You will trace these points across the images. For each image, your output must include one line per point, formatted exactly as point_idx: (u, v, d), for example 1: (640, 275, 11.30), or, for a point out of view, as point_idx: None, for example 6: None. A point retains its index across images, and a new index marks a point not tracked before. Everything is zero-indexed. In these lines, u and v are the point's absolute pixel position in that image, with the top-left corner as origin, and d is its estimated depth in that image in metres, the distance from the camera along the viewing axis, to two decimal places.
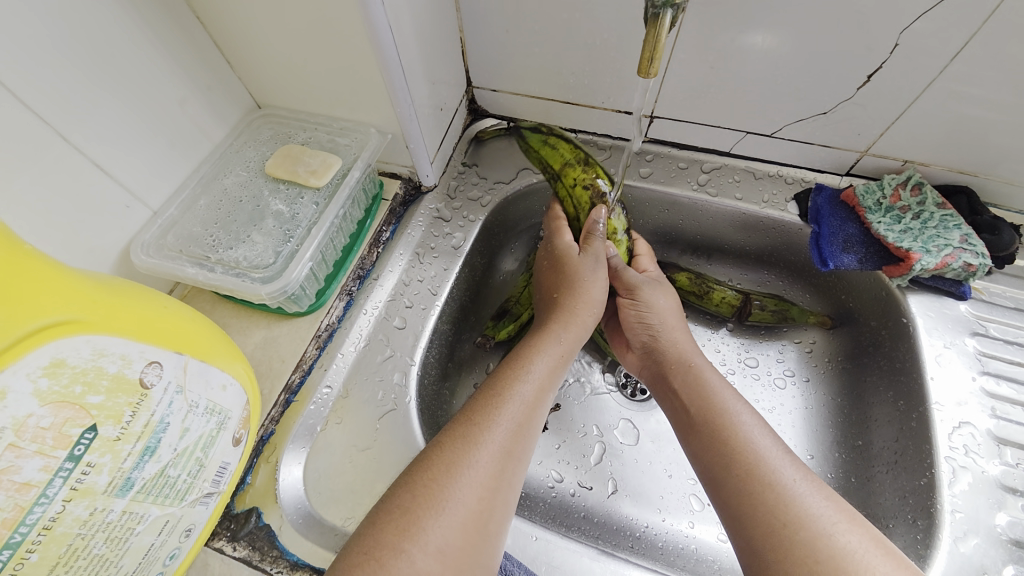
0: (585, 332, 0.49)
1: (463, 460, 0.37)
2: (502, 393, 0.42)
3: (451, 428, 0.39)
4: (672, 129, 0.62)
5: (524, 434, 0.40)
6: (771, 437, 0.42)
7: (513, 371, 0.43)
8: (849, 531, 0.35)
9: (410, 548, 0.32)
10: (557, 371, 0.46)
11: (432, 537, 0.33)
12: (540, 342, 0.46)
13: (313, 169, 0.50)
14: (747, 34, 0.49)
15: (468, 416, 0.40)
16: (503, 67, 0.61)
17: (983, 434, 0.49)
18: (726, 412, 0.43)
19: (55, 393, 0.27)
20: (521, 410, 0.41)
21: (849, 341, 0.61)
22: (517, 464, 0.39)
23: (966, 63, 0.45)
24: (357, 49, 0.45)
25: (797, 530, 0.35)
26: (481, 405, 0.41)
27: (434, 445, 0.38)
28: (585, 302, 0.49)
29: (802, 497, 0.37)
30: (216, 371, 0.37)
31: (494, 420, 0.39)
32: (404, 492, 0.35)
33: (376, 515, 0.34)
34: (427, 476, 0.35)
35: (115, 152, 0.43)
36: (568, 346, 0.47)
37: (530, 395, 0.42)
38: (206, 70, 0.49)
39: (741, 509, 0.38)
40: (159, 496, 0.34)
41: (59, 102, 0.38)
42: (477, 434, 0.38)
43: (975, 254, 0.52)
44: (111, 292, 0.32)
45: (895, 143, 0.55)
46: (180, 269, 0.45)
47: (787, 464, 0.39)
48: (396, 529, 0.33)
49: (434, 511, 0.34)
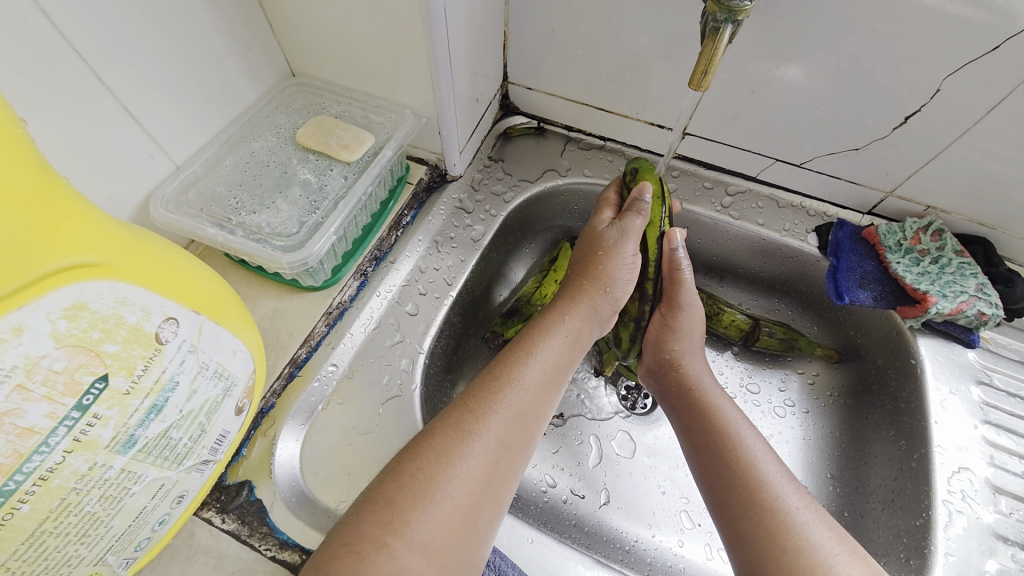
0: (591, 318, 0.48)
1: (456, 450, 0.36)
2: (505, 378, 0.41)
3: (447, 415, 0.38)
4: (702, 148, 0.63)
5: (526, 426, 0.40)
6: (781, 467, 0.42)
7: (520, 357, 0.43)
8: (848, 563, 0.35)
9: (392, 542, 0.31)
10: (566, 358, 0.45)
11: (417, 533, 0.32)
12: (553, 326, 0.46)
13: (345, 143, 0.49)
14: (790, 65, 0.49)
15: (466, 403, 0.39)
16: (543, 67, 0.61)
17: (980, 481, 0.50)
18: (732, 438, 0.44)
19: (72, 337, 0.26)
20: (524, 397, 0.40)
21: (853, 377, 0.62)
22: (516, 457, 0.39)
23: (1001, 119, 0.46)
24: (405, 28, 0.44)
25: (798, 558, 0.35)
26: (484, 392, 0.40)
27: (427, 431, 0.37)
28: (599, 282, 0.48)
29: (805, 526, 0.37)
30: (229, 335, 0.36)
31: (495, 408, 0.39)
32: (390, 483, 0.34)
33: (359, 506, 0.34)
34: (415, 466, 0.35)
35: (145, 100, 0.42)
36: (575, 328, 0.47)
37: (537, 385, 0.42)
38: (248, 29, 0.48)
39: (742, 533, 0.38)
40: (158, 457, 0.32)
41: (98, 43, 0.37)
42: (474, 421, 0.38)
43: (989, 304, 0.53)
44: (137, 240, 0.31)
45: (920, 187, 0.55)
46: (199, 228, 0.44)
47: (794, 493, 0.39)
48: (377, 521, 0.32)
49: (419, 503, 0.33)
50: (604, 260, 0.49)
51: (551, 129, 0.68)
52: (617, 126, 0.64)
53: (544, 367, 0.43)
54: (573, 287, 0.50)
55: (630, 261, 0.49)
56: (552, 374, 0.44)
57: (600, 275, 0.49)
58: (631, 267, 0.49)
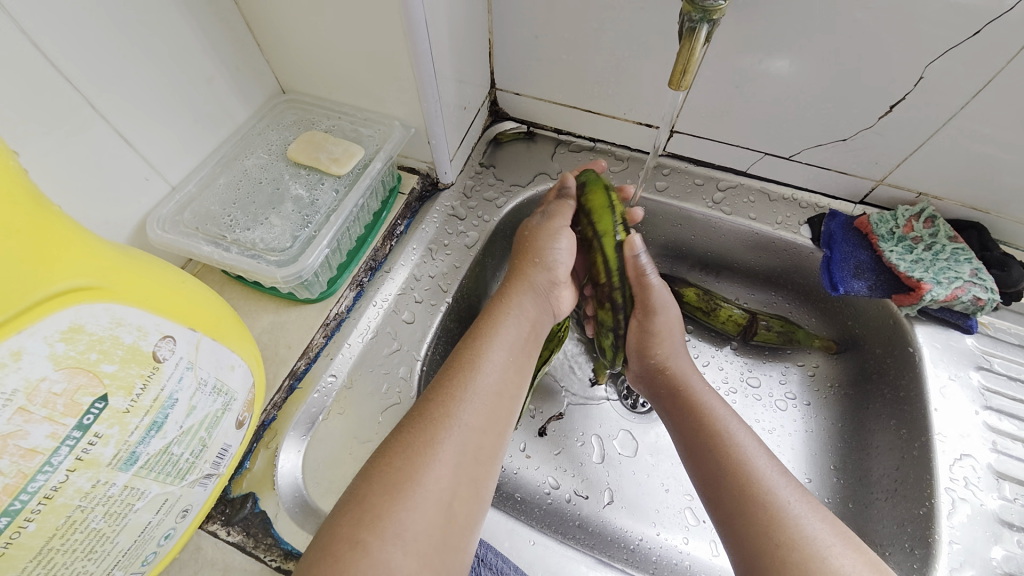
0: (533, 299, 0.50)
1: (428, 445, 0.37)
2: (473, 371, 0.42)
3: (418, 412, 0.39)
4: (691, 145, 0.63)
5: (495, 418, 0.41)
6: (770, 456, 0.42)
7: (481, 349, 0.44)
8: (843, 554, 0.35)
9: (369, 540, 0.32)
10: (524, 349, 0.47)
11: (392, 526, 0.33)
12: (505, 316, 0.48)
13: (335, 157, 0.50)
14: (772, 59, 0.50)
15: (432, 397, 0.40)
16: (529, 72, 0.61)
17: (983, 467, 0.49)
18: (722, 432, 0.44)
19: (70, 359, 0.26)
20: (490, 387, 0.42)
21: (853, 368, 0.62)
22: (492, 448, 0.39)
23: (986, 103, 0.46)
24: (389, 41, 0.45)
25: (790, 550, 0.35)
26: (451, 385, 0.41)
27: (398, 431, 0.38)
28: (533, 260, 0.51)
29: (797, 518, 0.37)
30: (227, 351, 0.37)
31: (464, 401, 0.40)
32: (362, 482, 0.35)
33: (339, 508, 0.34)
34: (385, 463, 0.36)
35: (138, 124, 0.43)
36: (526, 316, 0.49)
37: (497, 374, 0.43)
38: (236, 50, 0.49)
39: (735, 527, 0.38)
40: (160, 473, 0.33)
41: (90, 71, 0.38)
42: (443, 415, 0.39)
43: (985, 289, 0.53)
44: (132, 262, 0.32)
45: (910, 175, 0.55)
46: (196, 247, 0.45)
47: (786, 485, 0.39)
48: (351, 520, 0.33)
49: (392, 498, 0.34)
50: (531, 240, 0.52)
51: (540, 133, 0.69)
52: (605, 127, 0.65)
53: (502, 356, 0.44)
54: (520, 276, 0.52)
55: (557, 235, 0.52)
56: (510, 362, 0.45)
57: (532, 255, 0.52)
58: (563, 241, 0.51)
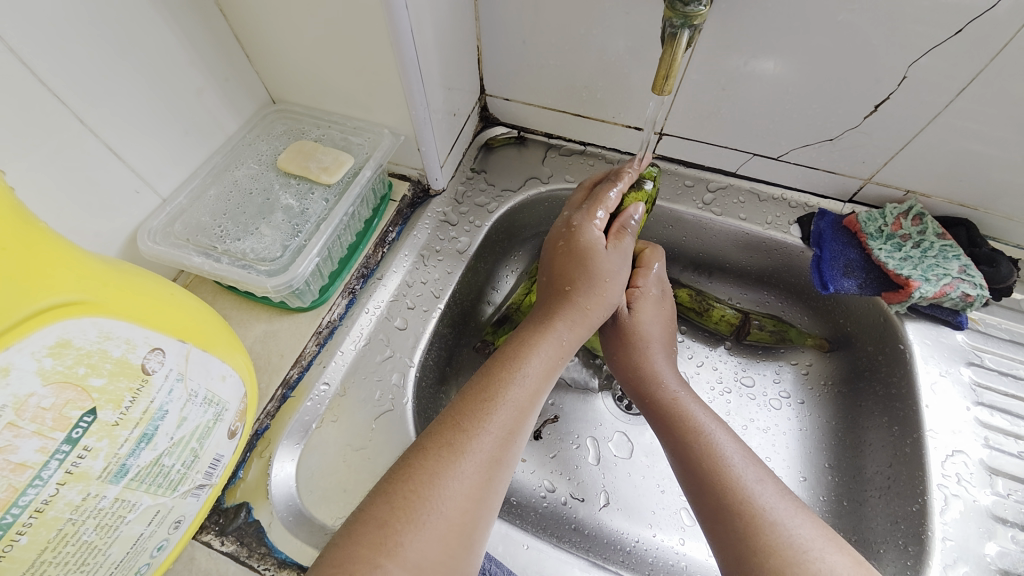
0: (576, 330, 0.48)
1: (447, 470, 0.36)
2: (494, 396, 0.41)
3: (438, 435, 0.39)
4: (680, 147, 0.63)
5: (513, 442, 0.40)
6: (748, 462, 0.42)
7: (509, 372, 0.43)
8: (822, 559, 0.35)
9: (386, 562, 0.32)
10: (551, 374, 0.46)
11: (411, 553, 0.33)
12: (542, 341, 0.46)
13: (325, 166, 0.50)
14: (758, 60, 0.50)
15: (457, 422, 0.39)
16: (518, 77, 0.62)
17: (976, 463, 0.50)
18: (702, 437, 0.44)
19: (58, 373, 0.27)
20: (514, 414, 0.41)
21: (846, 366, 0.62)
22: (505, 469, 0.39)
23: (970, 100, 0.46)
24: (377, 50, 0.45)
25: (767, 558, 0.35)
26: (473, 410, 0.40)
27: (416, 451, 0.38)
28: (601, 304, 0.49)
29: (776, 524, 0.37)
30: (217, 361, 0.37)
31: (483, 426, 0.39)
32: (381, 505, 0.35)
33: (352, 525, 0.34)
34: (407, 487, 0.35)
35: (127, 137, 0.43)
36: (567, 346, 0.47)
37: (524, 400, 0.42)
38: (226, 61, 0.50)
39: (719, 534, 0.39)
40: (152, 485, 0.33)
41: (79, 86, 0.38)
42: (466, 441, 0.38)
43: (974, 285, 0.53)
44: (120, 275, 0.32)
45: (897, 173, 0.56)
46: (186, 258, 0.45)
47: (765, 490, 0.39)
48: (370, 543, 0.33)
49: (412, 524, 0.34)
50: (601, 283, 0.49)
51: (531, 138, 0.69)
52: (595, 130, 0.65)
53: (533, 384, 0.43)
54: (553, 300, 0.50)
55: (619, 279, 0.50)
56: (538, 389, 0.44)
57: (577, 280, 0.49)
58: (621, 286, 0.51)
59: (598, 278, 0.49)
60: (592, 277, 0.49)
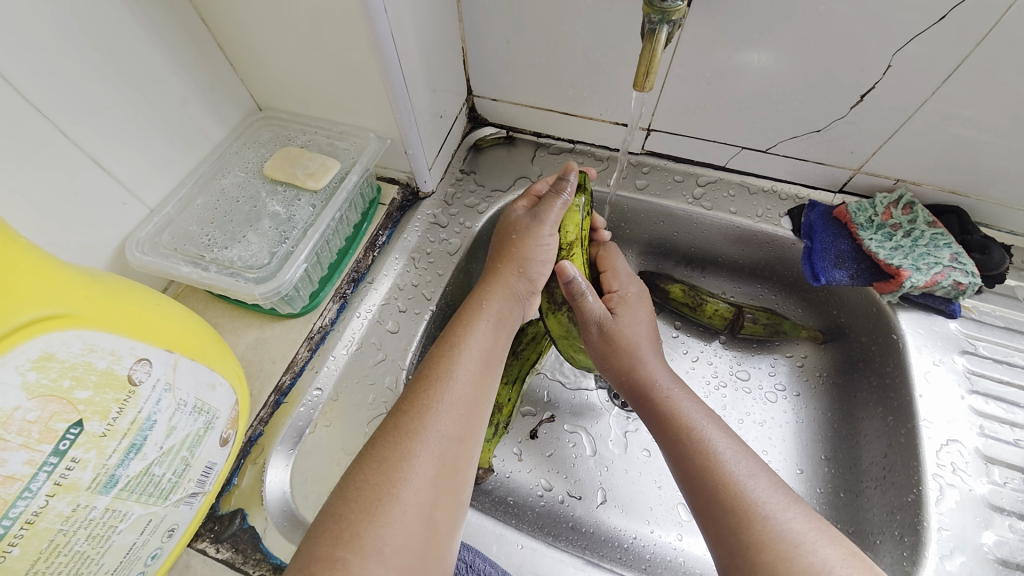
0: (507, 300, 0.50)
1: (401, 454, 0.37)
2: (438, 373, 0.42)
3: (388, 424, 0.39)
4: (668, 143, 0.63)
5: (471, 415, 0.41)
6: (742, 458, 0.41)
7: (447, 348, 0.44)
8: (817, 551, 0.35)
9: (350, 556, 0.32)
10: (494, 346, 0.46)
11: (371, 541, 0.33)
12: (478, 317, 0.47)
13: (311, 172, 0.50)
14: (743, 52, 0.50)
15: (404, 407, 0.40)
16: (504, 77, 0.62)
17: (971, 452, 0.49)
18: (695, 432, 0.43)
19: (43, 387, 0.27)
20: (462, 388, 0.41)
21: (840, 357, 0.62)
22: (468, 447, 0.40)
23: (956, 87, 0.46)
24: (360, 54, 0.45)
25: (759, 553, 0.35)
26: (420, 392, 0.41)
27: (371, 444, 0.38)
28: (516, 265, 0.50)
29: (767, 518, 0.37)
30: (206, 370, 0.37)
31: (436, 406, 0.40)
32: (337, 501, 0.35)
33: (317, 526, 0.34)
34: (360, 478, 0.36)
35: (113, 149, 0.44)
36: (497, 317, 0.48)
37: (468, 372, 0.43)
38: (210, 70, 0.50)
39: (714, 528, 0.39)
40: (143, 494, 0.33)
41: (63, 100, 0.39)
42: (414, 423, 0.39)
43: (965, 273, 0.53)
44: (104, 287, 0.32)
45: (887, 162, 0.55)
46: (175, 268, 0.45)
47: (757, 483, 0.39)
48: (329, 539, 0.33)
49: (371, 512, 0.34)
50: (519, 244, 0.50)
51: (520, 137, 0.69)
52: (583, 128, 0.65)
53: (476, 356, 0.44)
54: (494, 278, 0.50)
55: (543, 242, 0.50)
56: (485, 361, 0.45)
57: (514, 258, 0.50)
58: (548, 247, 0.51)
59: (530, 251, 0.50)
60: (515, 250, 0.50)
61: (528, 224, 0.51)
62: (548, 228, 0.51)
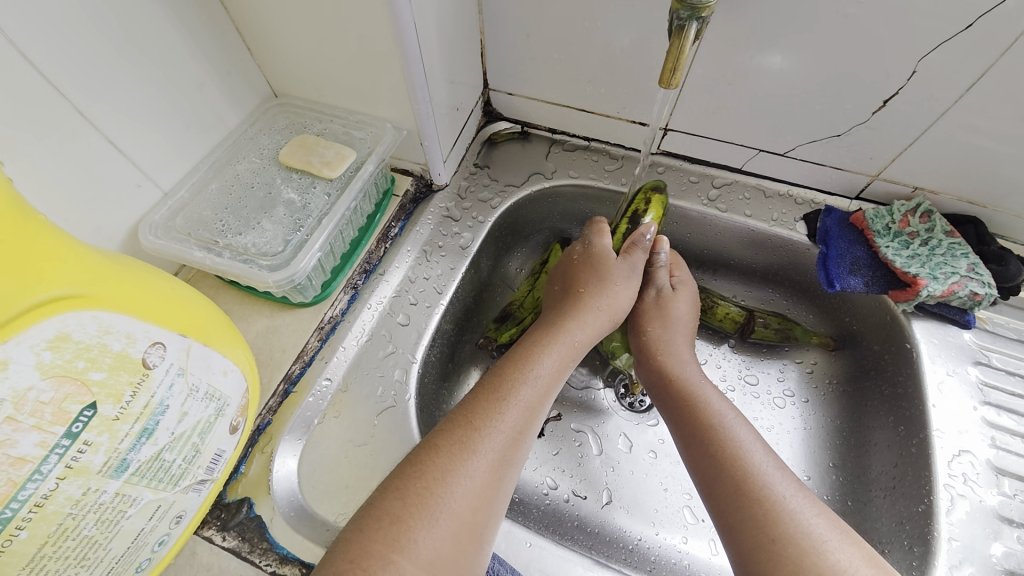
0: (586, 330, 0.48)
1: (458, 467, 0.36)
2: (504, 396, 0.41)
3: (446, 431, 0.39)
4: (685, 143, 0.63)
5: (523, 441, 0.40)
6: (767, 453, 0.41)
7: (520, 373, 0.43)
8: (840, 549, 0.34)
9: (399, 559, 0.32)
10: (560, 374, 0.46)
11: (424, 550, 0.33)
12: (553, 343, 0.46)
13: (327, 160, 0.50)
14: (765, 54, 0.49)
15: (468, 420, 0.39)
16: (521, 72, 0.61)
17: (982, 464, 0.49)
18: (720, 425, 0.44)
19: (57, 367, 0.27)
20: (525, 415, 0.41)
21: (851, 364, 0.61)
22: (514, 469, 0.39)
23: (980, 96, 0.46)
24: (380, 43, 0.45)
25: (785, 547, 0.35)
26: (482, 409, 0.40)
27: (424, 448, 0.37)
28: (601, 300, 0.50)
29: (793, 513, 0.36)
30: (219, 356, 0.37)
31: (495, 426, 0.39)
32: (394, 501, 0.34)
33: (361, 520, 0.34)
34: (419, 484, 0.35)
35: (128, 130, 0.43)
36: (575, 346, 0.47)
37: (534, 401, 0.42)
38: (227, 54, 0.49)
39: (731, 522, 0.38)
40: (153, 480, 0.33)
41: (80, 78, 0.38)
42: (476, 439, 0.38)
43: (982, 284, 0.52)
44: (120, 269, 0.32)
45: (906, 170, 0.55)
46: (187, 252, 0.45)
47: (783, 480, 0.39)
48: (384, 538, 0.32)
49: (425, 520, 0.34)
50: (602, 275, 0.50)
51: (535, 133, 0.69)
52: (599, 125, 0.64)
53: (543, 384, 0.43)
54: (568, 307, 0.49)
55: (627, 284, 0.51)
56: (549, 390, 0.44)
57: (602, 293, 0.50)
58: (629, 293, 0.51)
59: (610, 282, 0.50)
60: (602, 279, 0.50)
61: (624, 273, 0.51)
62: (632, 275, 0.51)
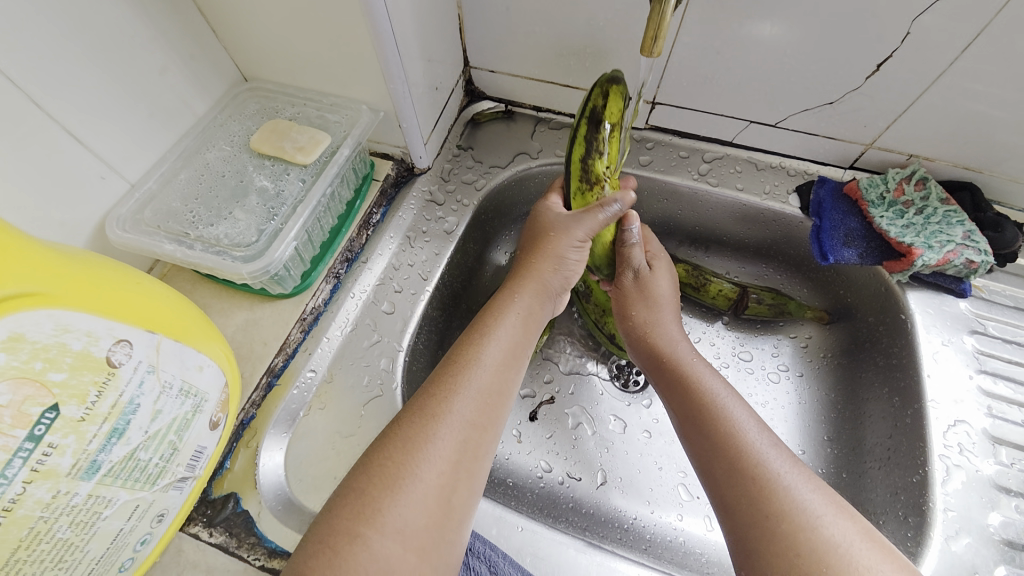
0: (539, 293, 0.48)
1: (424, 435, 0.36)
2: (466, 361, 0.40)
3: (414, 403, 0.38)
4: (673, 117, 0.61)
5: (494, 405, 0.39)
6: (761, 430, 0.41)
7: (478, 337, 0.43)
8: (834, 524, 0.34)
9: (367, 532, 0.31)
10: (521, 337, 0.45)
11: (390, 519, 0.32)
12: (508, 308, 0.46)
13: (300, 145, 0.48)
14: (754, 21, 0.47)
15: (430, 388, 0.39)
16: (501, 46, 0.59)
17: (978, 433, 0.49)
18: (716, 403, 0.43)
19: (13, 369, 0.25)
20: (488, 376, 0.40)
21: (845, 337, 0.61)
22: (487, 434, 0.38)
23: (978, 57, 0.44)
24: (348, 20, 0.43)
25: (779, 522, 0.34)
26: (447, 376, 0.39)
27: (393, 422, 0.37)
28: (550, 258, 0.49)
29: (788, 489, 0.36)
30: (193, 352, 0.36)
31: (460, 391, 0.39)
32: (360, 476, 0.34)
33: (334, 501, 0.33)
34: (384, 455, 0.35)
35: (88, 121, 0.41)
36: (531, 309, 0.47)
37: (496, 362, 0.41)
38: (190, 37, 0.47)
39: (726, 498, 0.38)
40: (129, 480, 0.32)
41: (31, 68, 0.36)
42: (440, 406, 0.37)
43: (978, 251, 0.51)
44: (79, 265, 0.30)
45: (900, 137, 0.53)
46: (158, 245, 0.43)
47: (778, 456, 0.38)
48: (349, 514, 0.32)
49: (390, 490, 0.33)
50: (551, 240, 0.49)
51: (519, 111, 0.67)
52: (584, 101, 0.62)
53: (503, 346, 0.43)
54: (528, 271, 0.49)
55: (575, 237, 0.49)
56: (512, 353, 0.43)
57: (547, 252, 0.49)
58: (579, 249, 0.50)
59: (564, 252, 0.49)
60: (544, 242, 0.50)
61: (565, 222, 0.50)
62: (582, 232, 0.49)
